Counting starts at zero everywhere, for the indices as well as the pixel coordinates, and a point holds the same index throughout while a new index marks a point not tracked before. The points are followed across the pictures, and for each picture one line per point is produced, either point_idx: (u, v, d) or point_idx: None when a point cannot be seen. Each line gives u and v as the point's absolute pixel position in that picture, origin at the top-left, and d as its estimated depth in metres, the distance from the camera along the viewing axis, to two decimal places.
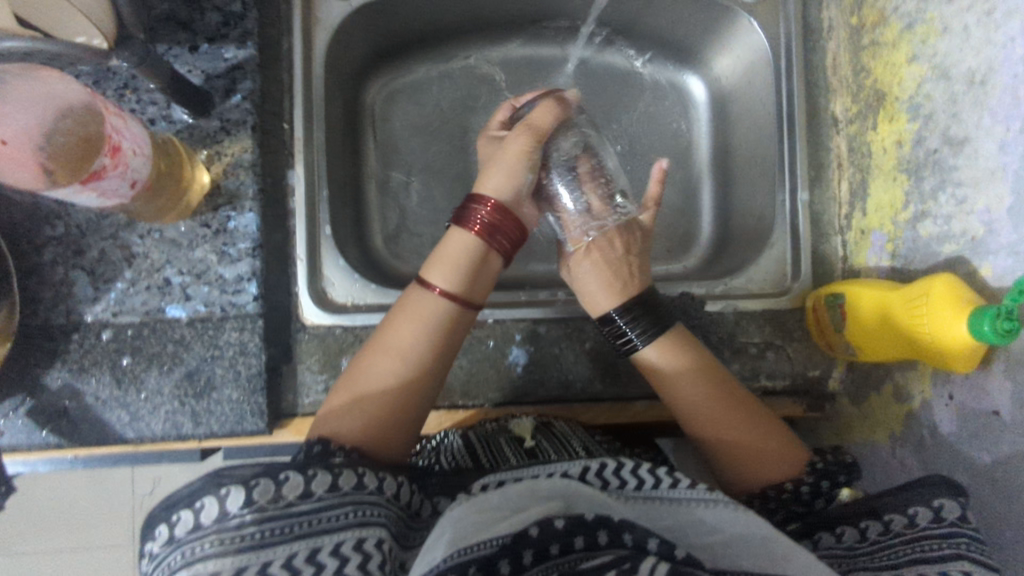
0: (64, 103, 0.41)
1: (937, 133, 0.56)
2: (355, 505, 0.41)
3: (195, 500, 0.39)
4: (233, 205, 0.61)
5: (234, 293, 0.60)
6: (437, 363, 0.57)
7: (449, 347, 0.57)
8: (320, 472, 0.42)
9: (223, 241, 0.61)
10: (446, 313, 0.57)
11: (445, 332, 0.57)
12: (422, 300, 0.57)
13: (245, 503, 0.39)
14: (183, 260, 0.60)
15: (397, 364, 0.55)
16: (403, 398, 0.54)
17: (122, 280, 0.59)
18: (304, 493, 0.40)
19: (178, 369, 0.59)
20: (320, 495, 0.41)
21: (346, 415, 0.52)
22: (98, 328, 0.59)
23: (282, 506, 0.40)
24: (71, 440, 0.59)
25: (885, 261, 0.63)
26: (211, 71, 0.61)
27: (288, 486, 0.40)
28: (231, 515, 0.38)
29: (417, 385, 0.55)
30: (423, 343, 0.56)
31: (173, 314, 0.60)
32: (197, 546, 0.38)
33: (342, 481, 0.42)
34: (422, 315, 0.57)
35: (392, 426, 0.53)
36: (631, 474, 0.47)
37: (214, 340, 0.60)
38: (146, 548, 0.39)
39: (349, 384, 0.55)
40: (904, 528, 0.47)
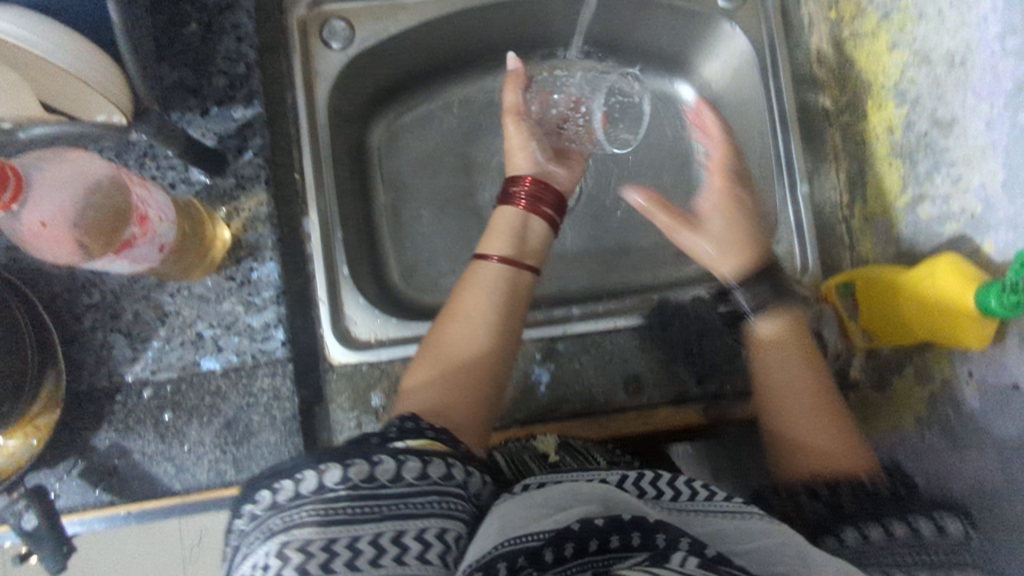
0: (92, 180, 0.43)
1: (925, 116, 0.57)
2: (442, 494, 0.41)
3: (295, 471, 0.40)
4: (255, 256, 0.64)
5: (263, 340, 0.63)
6: (506, 331, 0.59)
7: (515, 314, 0.60)
8: (412, 456, 0.42)
9: (248, 292, 0.63)
10: (503, 278, 0.61)
11: (506, 300, 0.60)
12: (482, 271, 0.61)
13: (341, 479, 0.39)
14: (213, 315, 0.63)
15: (468, 331, 0.57)
16: (476, 363, 0.56)
17: (157, 339, 0.62)
18: (395, 476, 0.40)
19: (218, 419, 0.62)
20: (410, 480, 0.41)
21: (428, 391, 0.54)
22: (139, 387, 0.62)
23: (375, 487, 0.40)
24: (121, 496, 0.61)
25: (890, 247, 0.64)
26: (222, 132, 0.64)
27: (381, 469, 0.40)
28: (327, 488, 0.39)
29: (486, 348, 0.57)
30: (491, 311, 0.58)
31: (207, 366, 0.63)
32: (295, 513, 0.38)
33: (432, 468, 0.42)
34: (485, 283, 0.60)
35: (472, 395, 0.55)
36: (693, 485, 0.48)
37: (248, 387, 0.63)
38: (247, 510, 0.39)
39: (427, 352, 0.57)
40: (910, 536, 0.47)
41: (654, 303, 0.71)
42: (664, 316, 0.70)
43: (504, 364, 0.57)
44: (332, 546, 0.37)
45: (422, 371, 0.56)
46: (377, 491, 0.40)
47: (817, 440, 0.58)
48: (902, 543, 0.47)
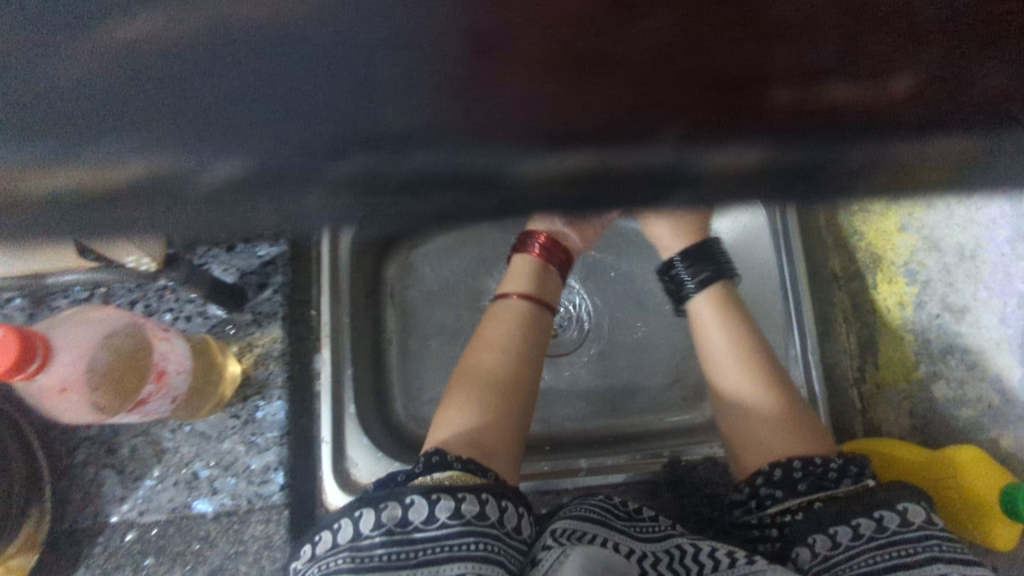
0: (108, 329, 0.44)
1: (936, 299, 0.62)
2: (478, 536, 0.44)
3: (333, 522, 0.45)
4: (262, 393, 0.63)
5: (261, 483, 0.61)
6: (528, 357, 0.63)
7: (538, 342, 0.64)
8: (444, 495, 0.45)
9: (251, 431, 0.62)
10: (524, 309, 0.65)
11: (527, 326, 0.65)
12: (505, 304, 0.66)
13: (375, 525, 0.44)
14: (211, 454, 0.61)
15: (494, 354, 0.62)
16: (504, 384, 0.60)
17: (150, 477, 0.60)
18: (428, 517, 0.44)
19: (202, 568, 0.59)
20: (444, 519, 0.44)
21: (460, 413, 0.57)
22: (123, 529, 0.59)
23: (408, 530, 0.44)
24: None
25: (903, 420, 0.64)
26: (246, 269, 0.65)
27: (416, 509, 0.44)
28: (364, 536, 0.44)
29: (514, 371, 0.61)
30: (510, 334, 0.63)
31: (198, 509, 0.60)
32: (333, 561, 0.44)
33: (466, 506, 0.45)
34: (509, 316, 0.65)
35: (501, 416, 0.58)
36: (710, 557, 0.48)
37: (238, 535, 0.60)
38: (293, 565, 0.46)
39: (456, 380, 0.60)
40: (875, 532, 0.48)
41: (666, 459, 0.68)
42: (675, 475, 0.67)
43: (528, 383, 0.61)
44: None
45: (452, 396, 0.59)
46: (412, 536, 0.44)
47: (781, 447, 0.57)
48: (866, 544, 0.48)
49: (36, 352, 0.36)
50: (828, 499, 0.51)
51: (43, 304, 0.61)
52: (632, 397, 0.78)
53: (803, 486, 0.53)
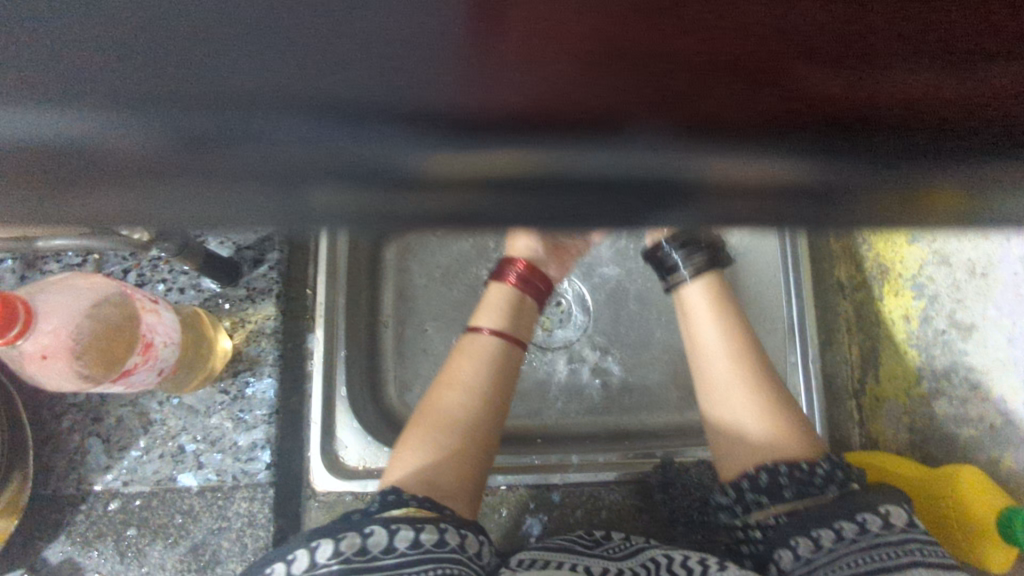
0: (100, 293, 0.43)
1: (943, 315, 0.61)
2: (438, 562, 0.45)
3: (287, 554, 0.44)
4: (253, 371, 0.62)
5: (247, 460, 0.60)
6: (489, 391, 0.60)
7: (502, 377, 0.61)
8: (403, 526, 0.45)
9: (240, 408, 0.61)
10: (498, 348, 0.63)
11: (501, 365, 0.62)
12: (477, 341, 0.63)
13: (333, 554, 0.43)
14: (198, 429, 0.60)
15: (454, 395, 0.59)
16: (459, 426, 0.58)
17: (136, 448, 0.59)
18: (388, 548, 0.44)
19: (184, 542, 0.58)
20: (404, 549, 0.44)
21: (414, 455, 0.56)
22: (106, 499, 0.58)
23: (367, 560, 0.43)
24: None
25: (901, 433, 0.63)
26: (241, 243, 0.63)
27: (374, 538, 0.44)
28: (319, 565, 0.43)
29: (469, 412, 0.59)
30: (477, 376, 0.60)
31: (183, 483, 0.59)
32: None
33: (424, 535, 0.46)
34: (477, 352, 0.62)
35: (461, 459, 0.56)
36: (683, 565, 0.49)
37: (221, 511, 0.59)
38: None
39: (418, 418, 0.58)
40: (858, 534, 0.48)
41: (659, 459, 0.67)
42: (667, 478, 0.65)
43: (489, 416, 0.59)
44: None
45: (405, 439, 0.57)
46: (372, 563, 0.43)
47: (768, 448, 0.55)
48: (849, 545, 0.47)
49: (15, 318, 0.35)
50: (817, 503, 0.51)
51: (35, 268, 0.60)
52: (628, 394, 0.77)
53: (791, 491, 0.53)
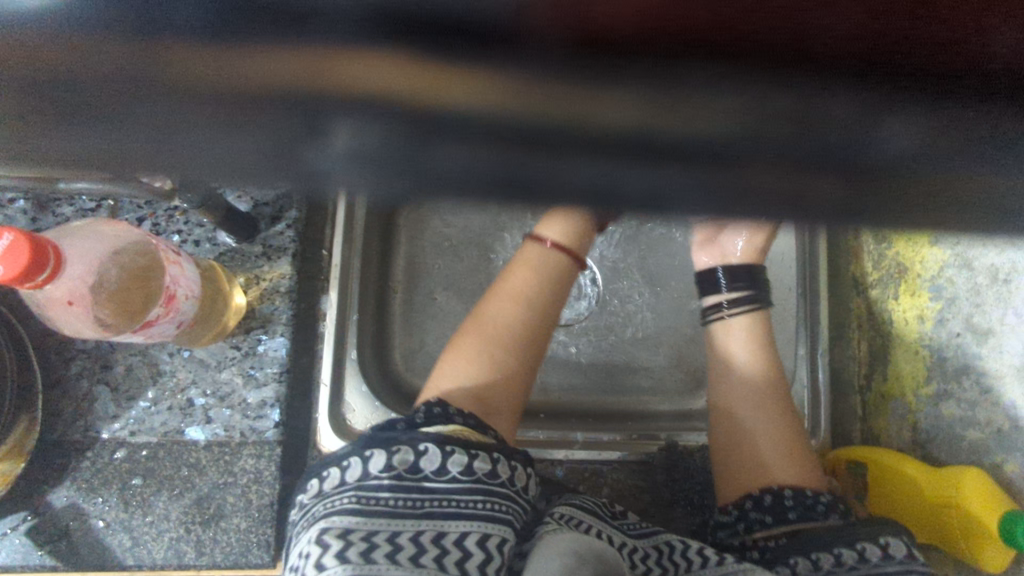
0: (118, 242, 0.42)
1: (960, 318, 0.61)
2: (485, 494, 0.45)
3: (343, 460, 0.45)
4: (265, 328, 0.62)
5: (256, 418, 0.60)
6: (546, 297, 0.61)
7: (551, 300, 0.61)
8: (458, 451, 0.46)
9: (250, 364, 0.61)
10: (557, 267, 0.62)
11: (553, 280, 0.62)
12: (530, 248, 0.63)
13: (386, 468, 0.44)
14: (209, 382, 0.60)
15: (510, 305, 0.59)
16: (501, 341, 0.58)
17: (144, 399, 0.59)
18: (439, 471, 0.44)
19: (189, 495, 0.58)
20: (455, 475, 0.44)
21: (457, 368, 0.56)
22: (113, 447, 0.58)
23: (417, 480, 0.44)
24: (67, 563, 0.56)
25: (902, 431, 0.64)
26: (260, 199, 0.63)
27: (428, 459, 0.44)
28: (372, 476, 0.43)
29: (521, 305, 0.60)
30: (539, 293, 0.61)
31: (191, 437, 0.59)
32: (337, 499, 0.43)
33: (478, 464, 0.46)
34: (531, 263, 0.62)
35: (514, 355, 0.58)
36: (695, 554, 0.50)
37: (228, 466, 0.59)
38: (297, 499, 0.45)
39: (469, 329, 0.59)
40: (857, 561, 0.49)
41: (663, 442, 0.68)
42: (671, 459, 0.66)
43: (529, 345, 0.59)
44: (372, 537, 0.40)
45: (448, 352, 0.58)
46: (420, 485, 0.43)
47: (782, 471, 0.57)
48: (848, 573, 0.49)
49: (46, 262, 0.34)
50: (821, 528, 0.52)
51: (47, 210, 0.58)
52: (631, 376, 0.77)
53: (794, 514, 0.53)
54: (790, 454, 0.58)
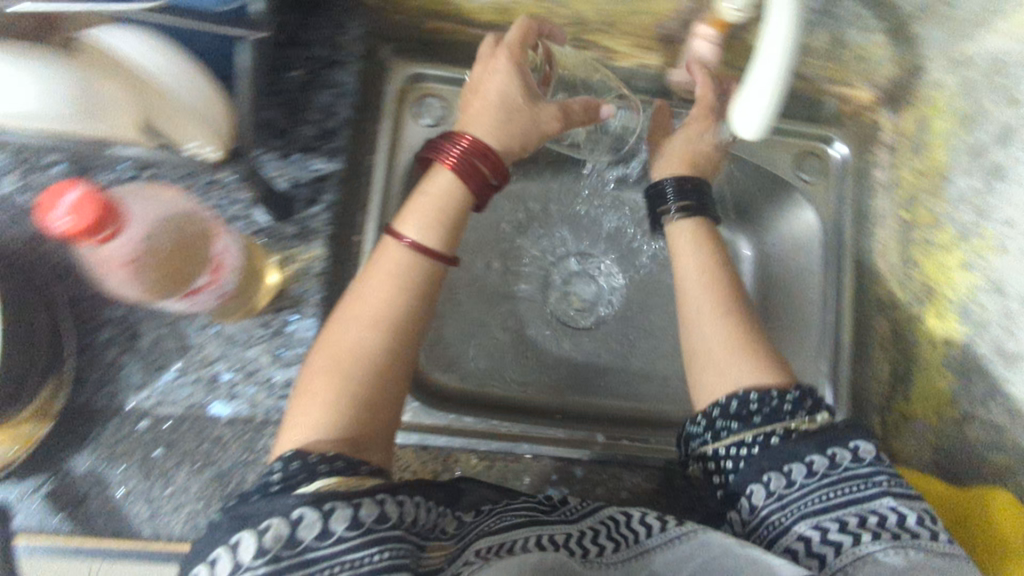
0: (165, 210, 0.42)
1: (989, 341, 0.59)
2: (379, 543, 0.43)
3: (208, 555, 0.41)
4: (295, 308, 0.62)
5: (280, 397, 0.60)
6: (411, 310, 0.56)
7: (421, 294, 0.56)
8: (337, 503, 0.43)
9: (279, 343, 0.61)
10: (413, 264, 0.57)
11: (414, 281, 0.56)
12: (392, 250, 0.58)
13: (257, 552, 0.40)
14: (235, 358, 0.60)
15: (367, 326, 0.54)
16: (352, 367, 0.52)
17: (171, 370, 0.59)
18: (321, 532, 0.42)
19: (209, 470, 0.58)
20: (342, 531, 0.42)
21: (296, 417, 0.50)
22: (137, 416, 0.58)
23: (299, 552, 0.41)
24: (81, 531, 0.56)
25: (924, 453, 0.65)
26: (299, 179, 0.63)
27: (305, 526, 0.41)
28: (244, 566, 0.40)
29: (417, 243, 0.57)
30: (387, 305, 0.55)
31: (215, 412, 0.59)
32: None
33: (364, 512, 0.43)
34: (399, 262, 0.57)
35: (388, 380, 0.53)
36: (638, 523, 0.52)
37: (251, 443, 0.59)
38: None
39: (324, 354, 0.53)
40: (827, 466, 0.50)
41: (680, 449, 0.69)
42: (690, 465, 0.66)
43: (435, 281, 0.58)
44: None
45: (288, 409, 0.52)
46: (303, 558, 0.41)
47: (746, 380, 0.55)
48: (819, 480, 0.50)
49: (113, 217, 0.34)
50: (780, 440, 0.52)
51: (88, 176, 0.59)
52: None
53: (761, 417, 0.52)
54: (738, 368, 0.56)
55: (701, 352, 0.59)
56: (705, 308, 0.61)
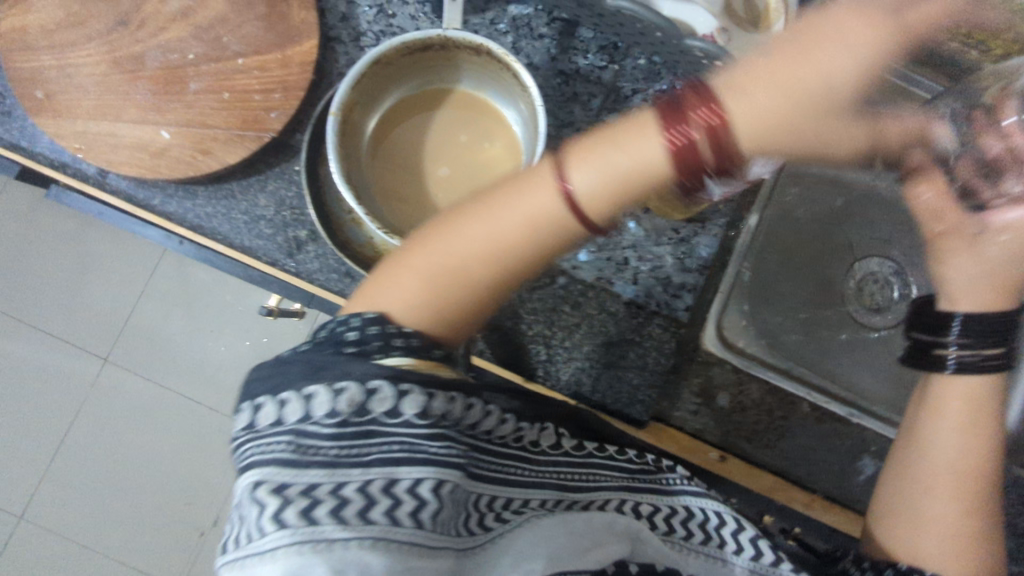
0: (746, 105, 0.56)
1: None
2: (446, 435, 0.42)
3: (302, 387, 0.40)
4: (703, 223, 0.68)
5: (673, 296, 0.67)
6: (551, 246, 0.44)
7: (559, 250, 0.44)
8: (436, 391, 0.41)
9: (683, 250, 0.67)
10: (563, 216, 0.43)
11: (547, 249, 0.44)
12: (540, 186, 0.43)
13: (331, 411, 0.39)
14: (645, 250, 0.67)
15: (495, 248, 0.44)
16: (470, 282, 0.45)
17: (591, 243, 0.67)
18: (394, 408, 0.40)
19: (602, 337, 0.66)
20: (415, 415, 0.40)
21: (398, 287, 0.45)
22: (556, 272, 0.66)
23: (366, 418, 0.40)
24: (490, 351, 0.66)
25: None
26: None
27: (379, 400, 0.40)
28: (315, 416, 0.39)
29: (679, 146, 0.39)
30: (525, 240, 0.43)
31: (618, 291, 0.66)
32: (272, 442, 0.39)
33: (435, 401, 0.41)
34: (534, 189, 0.43)
35: (461, 306, 0.45)
36: (729, 533, 0.52)
37: (641, 328, 0.66)
38: (242, 413, 0.42)
39: (411, 257, 0.46)
40: None
41: None
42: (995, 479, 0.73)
43: (566, 240, 0.44)
44: (314, 488, 0.37)
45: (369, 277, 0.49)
46: (368, 428, 0.40)
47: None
48: None
49: None
50: None
51: (568, 57, 0.68)
52: None
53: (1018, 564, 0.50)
54: (976, 518, 0.50)
55: (920, 532, 0.50)
56: (949, 445, 0.50)
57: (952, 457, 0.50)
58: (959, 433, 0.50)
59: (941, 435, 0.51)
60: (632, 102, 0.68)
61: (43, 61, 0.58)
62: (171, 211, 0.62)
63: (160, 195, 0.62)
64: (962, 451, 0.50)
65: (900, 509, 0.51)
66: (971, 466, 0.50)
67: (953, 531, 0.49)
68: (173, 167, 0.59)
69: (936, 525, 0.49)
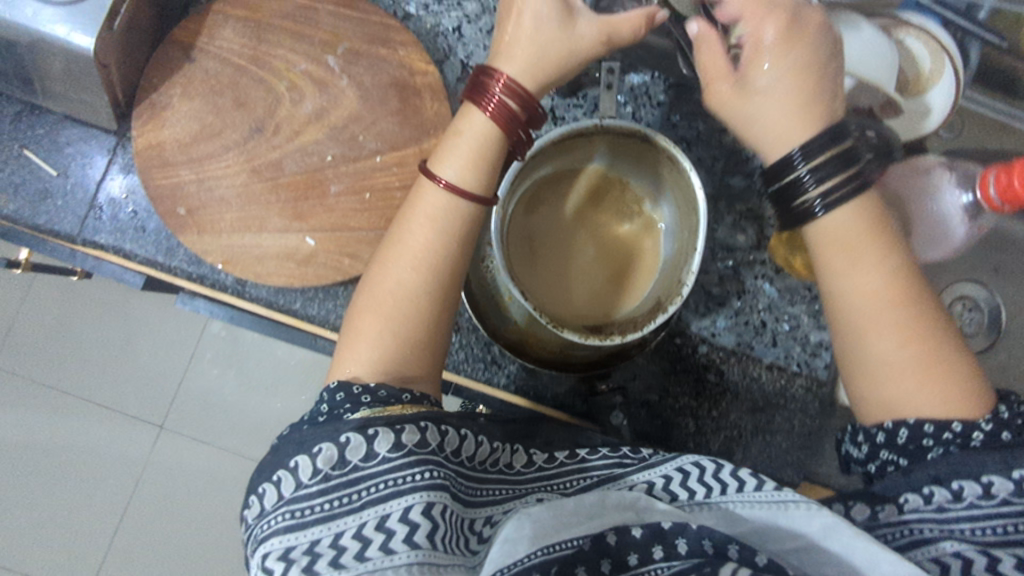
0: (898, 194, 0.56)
1: None
2: (425, 463, 0.41)
3: (271, 475, 0.42)
4: None
5: (812, 354, 0.67)
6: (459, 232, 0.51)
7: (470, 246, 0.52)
8: (408, 426, 0.42)
9: (817, 307, 0.68)
10: (450, 205, 0.51)
11: (461, 238, 0.51)
12: (428, 194, 0.52)
13: (313, 474, 0.40)
14: (781, 310, 0.68)
15: (408, 266, 0.50)
16: (405, 308, 0.50)
17: (727, 308, 0.68)
18: (366, 455, 0.41)
19: (745, 402, 0.66)
20: (385, 454, 0.41)
21: (365, 338, 0.49)
22: (697, 341, 0.67)
23: (347, 471, 0.40)
24: (642, 426, 0.66)
25: None
26: None
27: (353, 450, 0.41)
28: (302, 485, 0.40)
29: (503, 115, 0.51)
30: (435, 242, 0.51)
31: (757, 354, 0.67)
32: (274, 519, 0.40)
33: (406, 436, 0.42)
34: (426, 211, 0.51)
35: (415, 332, 0.50)
36: (732, 475, 0.45)
37: (784, 389, 0.67)
38: (253, 501, 0.42)
39: (365, 296, 0.51)
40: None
41: None
42: None
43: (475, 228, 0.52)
44: (314, 548, 0.39)
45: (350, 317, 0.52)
46: (353, 476, 0.40)
47: (922, 407, 0.45)
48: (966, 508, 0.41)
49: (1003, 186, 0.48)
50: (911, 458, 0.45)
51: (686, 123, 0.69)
52: None
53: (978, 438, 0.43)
54: (925, 357, 0.46)
55: (859, 372, 0.48)
56: (854, 279, 0.48)
57: (872, 272, 0.47)
58: (851, 263, 0.48)
59: (837, 270, 0.48)
60: (755, 163, 0.69)
61: (182, 177, 0.56)
62: (314, 313, 0.59)
63: (302, 298, 0.59)
64: (869, 285, 0.47)
65: (852, 365, 0.49)
66: (892, 285, 0.47)
67: (880, 372, 0.47)
68: (321, 273, 0.57)
69: (881, 370, 0.47)
